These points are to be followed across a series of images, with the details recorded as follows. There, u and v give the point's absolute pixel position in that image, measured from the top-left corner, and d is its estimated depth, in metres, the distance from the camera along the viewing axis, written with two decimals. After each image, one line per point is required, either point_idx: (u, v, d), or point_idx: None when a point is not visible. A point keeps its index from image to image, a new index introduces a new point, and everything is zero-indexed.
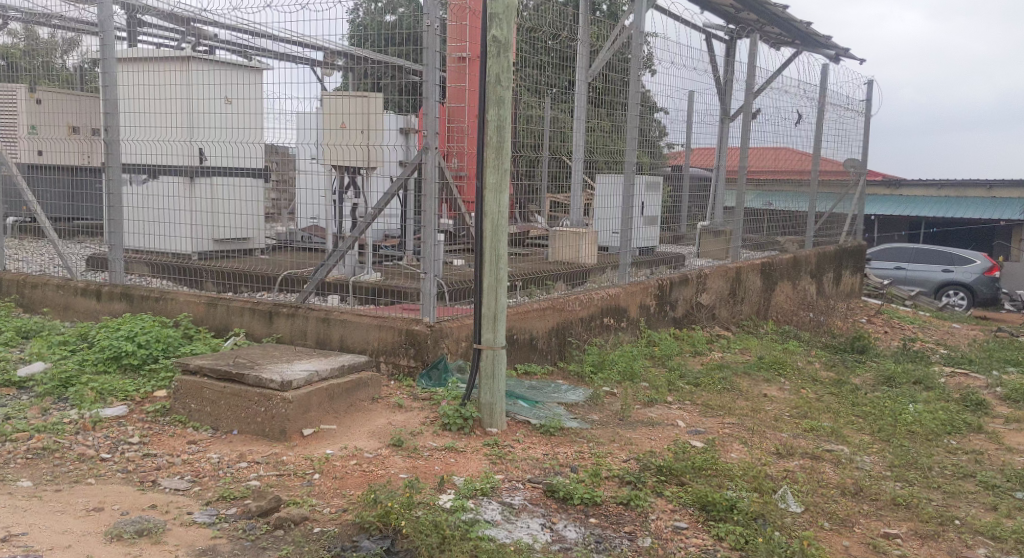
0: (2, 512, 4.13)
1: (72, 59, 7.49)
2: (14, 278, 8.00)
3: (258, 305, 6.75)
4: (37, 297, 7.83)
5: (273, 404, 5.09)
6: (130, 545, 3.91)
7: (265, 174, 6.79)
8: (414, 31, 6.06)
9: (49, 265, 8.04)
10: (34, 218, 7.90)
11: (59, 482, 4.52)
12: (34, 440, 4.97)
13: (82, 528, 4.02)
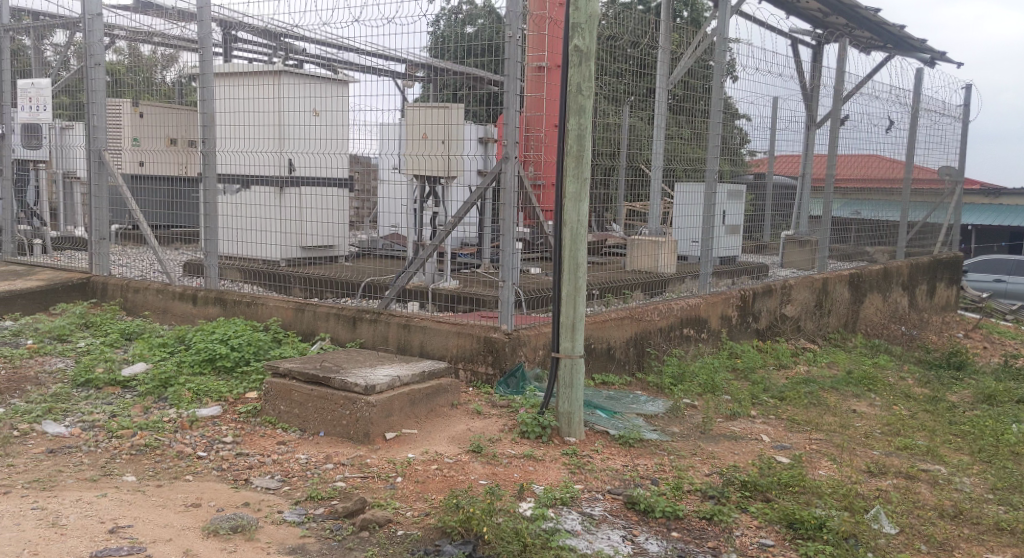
0: (108, 504, 4.31)
1: (171, 74, 7.91)
2: (118, 283, 8.31)
3: (343, 311, 6.89)
4: (139, 301, 8.13)
5: (358, 408, 5.19)
6: (226, 540, 4.02)
7: (350, 184, 7.00)
8: (494, 43, 6.18)
9: (150, 272, 8.38)
10: (137, 226, 8.12)
11: (160, 478, 4.69)
12: (137, 437, 5.17)
13: (182, 523, 4.16)
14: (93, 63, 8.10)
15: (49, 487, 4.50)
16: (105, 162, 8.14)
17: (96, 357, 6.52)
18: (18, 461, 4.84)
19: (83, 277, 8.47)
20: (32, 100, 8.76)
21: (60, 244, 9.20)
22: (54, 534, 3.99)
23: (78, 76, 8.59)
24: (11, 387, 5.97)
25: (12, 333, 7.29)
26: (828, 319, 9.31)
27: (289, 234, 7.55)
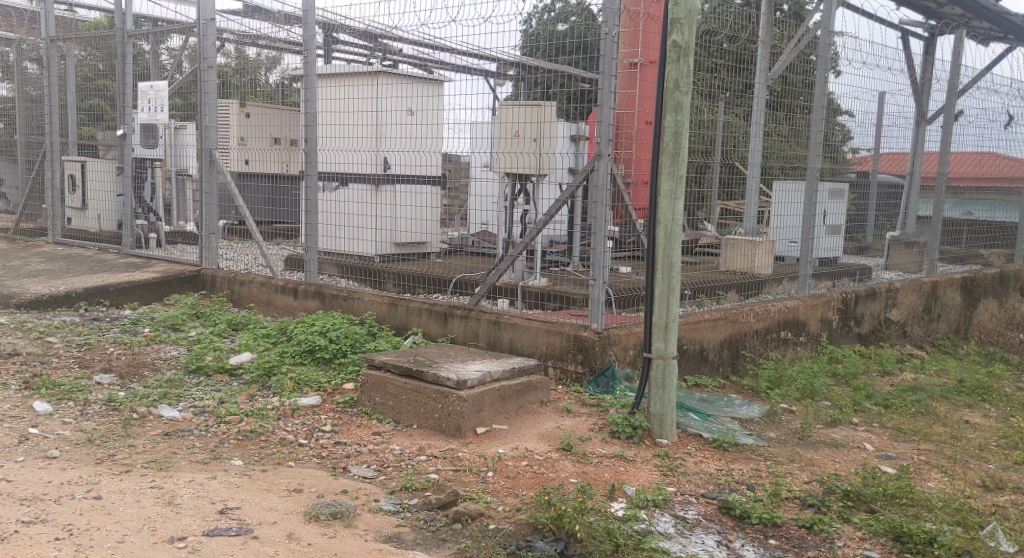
0: (217, 486, 4.43)
1: (275, 75, 8.13)
2: (226, 276, 8.60)
3: (434, 306, 6.95)
4: (244, 293, 8.41)
5: (449, 402, 5.24)
6: (326, 526, 4.09)
7: (445, 180, 7.54)
8: (586, 41, 6.13)
9: (252, 266, 8.65)
10: (243, 221, 8.43)
11: (264, 463, 4.80)
12: (244, 423, 5.33)
13: (285, 507, 4.25)
14: (207, 65, 8.48)
15: (165, 467, 4.66)
16: (216, 160, 8.45)
17: (206, 346, 6.79)
18: (137, 442, 5.03)
19: (194, 270, 8.82)
20: (151, 101, 9.14)
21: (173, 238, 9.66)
22: (169, 512, 4.12)
23: (189, 79, 8.83)
24: (130, 372, 6.24)
25: (129, 322, 7.68)
26: (938, 324, 8.94)
27: (383, 232, 7.80)
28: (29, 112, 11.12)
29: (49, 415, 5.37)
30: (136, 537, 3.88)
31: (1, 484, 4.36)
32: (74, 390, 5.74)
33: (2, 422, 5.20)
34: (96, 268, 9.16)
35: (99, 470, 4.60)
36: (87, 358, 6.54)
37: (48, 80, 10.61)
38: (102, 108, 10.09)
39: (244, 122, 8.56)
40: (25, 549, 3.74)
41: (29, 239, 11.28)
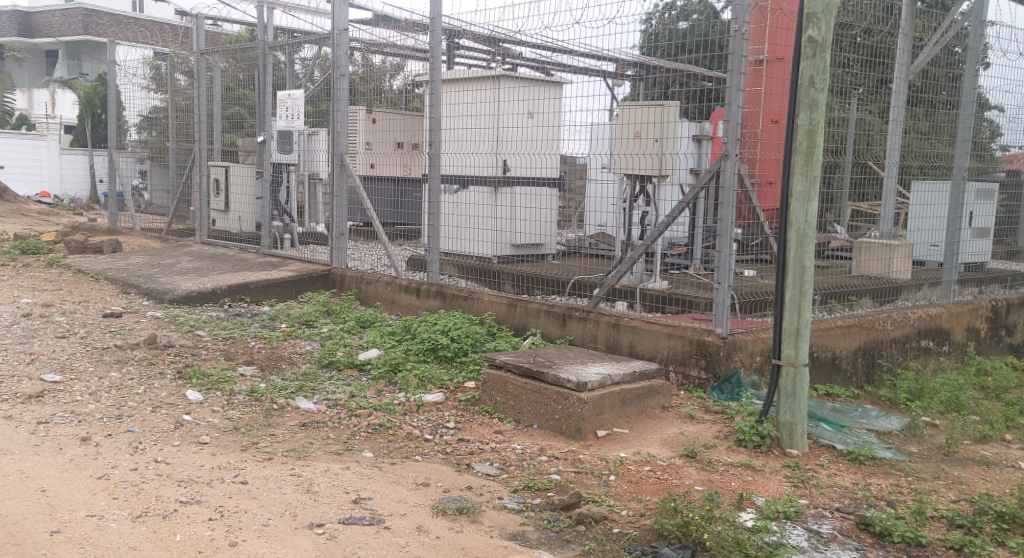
0: (351, 477, 4.64)
1: (398, 81, 8.32)
2: (354, 275, 8.91)
3: (553, 308, 6.92)
4: (370, 292, 8.68)
5: (570, 404, 5.27)
6: (453, 520, 4.19)
7: (561, 183, 7.19)
8: (712, 38, 6.01)
9: (377, 265, 8.86)
10: (370, 222, 8.75)
11: (393, 456, 5.03)
12: (373, 417, 5.59)
13: (413, 500, 4.40)
14: (340, 74, 8.83)
15: (303, 456, 4.92)
16: (346, 164, 8.82)
17: (337, 342, 7.12)
18: (277, 431, 5.32)
19: (325, 268, 9.19)
20: (288, 108, 9.64)
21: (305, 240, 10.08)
22: (308, 499, 4.35)
23: (320, 87, 9.21)
24: (270, 364, 6.62)
25: (268, 318, 8.08)
26: None
27: (501, 233, 7.71)
28: (180, 121, 11.83)
29: (200, 404, 5.72)
30: (279, 522, 4.12)
31: (161, 465, 4.68)
32: (222, 381, 6.11)
33: (160, 408, 5.60)
34: (237, 267, 9.67)
35: (244, 456, 4.89)
36: (232, 352, 6.93)
37: (197, 90, 11.24)
38: (242, 116, 10.69)
39: (371, 129, 9.11)
40: (182, 527, 4.02)
41: (180, 240, 12.01)
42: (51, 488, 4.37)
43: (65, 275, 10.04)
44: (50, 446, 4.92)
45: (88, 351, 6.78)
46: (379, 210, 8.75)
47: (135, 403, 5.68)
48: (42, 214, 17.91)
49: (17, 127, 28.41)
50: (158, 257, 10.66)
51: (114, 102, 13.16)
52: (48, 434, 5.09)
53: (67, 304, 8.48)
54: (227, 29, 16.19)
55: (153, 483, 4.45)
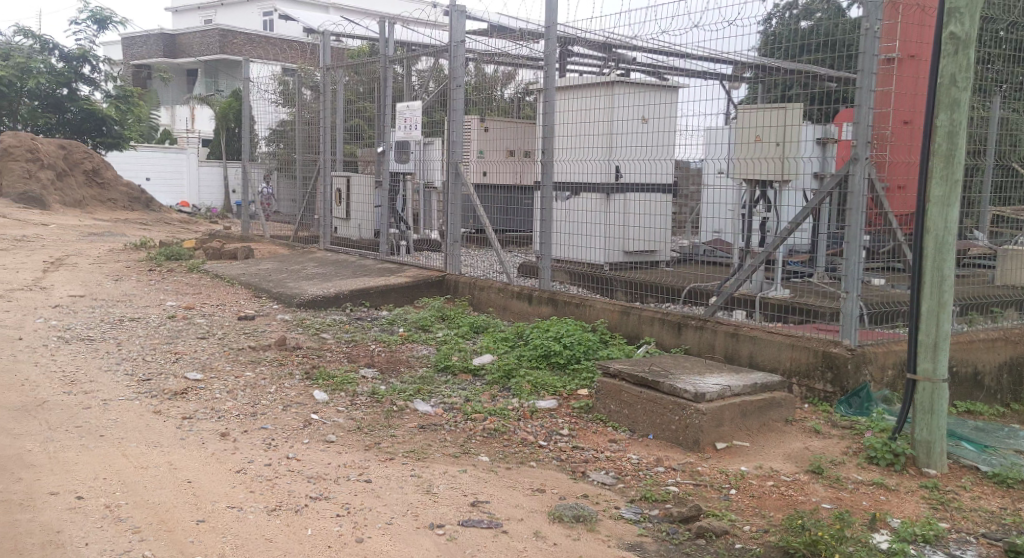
0: (469, 479, 4.90)
1: (510, 90, 8.68)
2: (468, 282, 9.03)
3: (668, 316, 6.78)
4: (483, 298, 8.77)
5: (687, 414, 5.17)
6: (570, 528, 4.32)
7: (674, 190, 6.93)
8: (837, 38, 5.79)
9: (490, 271, 8.90)
10: (483, 230, 8.80)
11: (509, 461, 5.18)
12: (488, 421, 5.74)
13: (531, 505, 4.59)
14: (456, 84, 8.98)
15: (422, 456, 5.21)
16: (460, 172, 8.92)
17: (453, 346, 7.26)
18: (398, 432, 5.59)
19: (439, 275, 9.36)
20: (406, 120, 9.87)
21: (420, 246, 10.27)
22: (429, 500, 4.64)
23: (436, 97, 9.47)
24: (389, 366, 6.81)
25: (386, 322, 8.27)
26: None
27: (613, 240, 7.61)
28: (305, 133, 12.32)
29: (326, 404, 6.04)
30: (402, 520, 4.40)
31: (293, 461, 5.06)
32: (346, 382, 6.39)
33: (290, 407, 5.95)
34: (357, 272, 9.99)
35: (368, 455, 5.22)
36: (354, 354, 7.13)
37: (322, 104, 11.67)
38: (361, 127, 11.09)
39: (483, 138, 8.87)
40: (313, 522, 4.34)
41: (304, 247, 12.41)
42: (196, 480, 4.75)
43: (204, 279, 10.50)
44: (193, 439, 5.33)
45: (225, 352, 7.10)
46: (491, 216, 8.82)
47: (268, 402, 6.04)
48: (183, 222, 18.89)
49: (159, 142, 30.01)
50: (286, 263, 11.01)
51: (246, 117, 13.60)
52: (191, 428, 5.49)
53: (205, 306, 8.85)
54: (353, 44, 16.76)
55: (285, 478, 4.82)
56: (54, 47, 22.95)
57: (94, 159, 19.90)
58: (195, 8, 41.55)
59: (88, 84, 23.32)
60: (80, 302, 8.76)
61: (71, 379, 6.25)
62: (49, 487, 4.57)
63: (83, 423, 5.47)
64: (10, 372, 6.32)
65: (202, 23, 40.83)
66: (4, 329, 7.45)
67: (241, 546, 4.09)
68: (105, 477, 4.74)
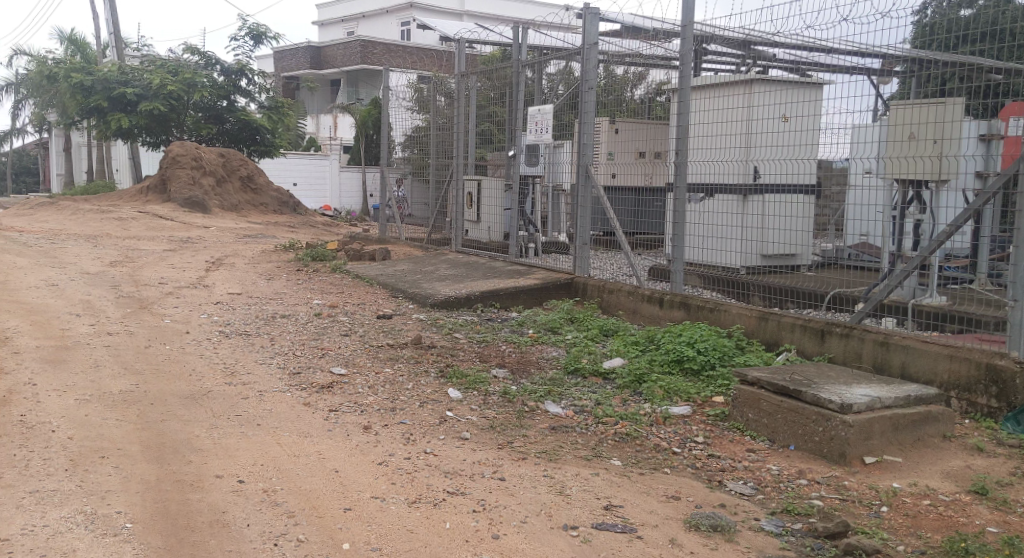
0: (602, 483, 4.81)
1: (640, 91, 8.39)
2: (597, 284, 8.93)
3: (810, 322, 6.49)
4: (613, 301, 8.65)
5: (832, 426, 4.91)
6: (707, 537, 4.18)
7: (818, 191, 6.68)
8: (1005, 27, 5.42)
9: (620, 274, 8.89)
10: (612, 232, 8.68)
11: (642, 467, 5.06)
12: (620, 425, 5.63)
13: (665, 512, 4.46)
14: (587, 86, 8.90)
15: (554, 458, 5.15)
16: (590, 175, 8.84)
17: (582, 349, 7.17)
18: (529, 433, 5.57)
19: (568, 277, 9.29)
20: (537, 123, 9.88)
21: (548, 248, 10.24)
22: (563, 501, 4.59)
23: (566, 101, 9.48)
24: (520, 367, 6.79)
25: (516, 323, 8.27)
26: None
27: (751, 242, 7.37)
28: (439, 138, 12.52)
29: (460, 401, 6.09)
30: (537, 520, 4.38)
31: (430, 456, 5.14)
32: (478, 381, 6.40)
33: (426, 404, 6.01)
34: (489, 274, 10.06)
35: (501, 454, 5.22)
36: (486, 354, 7.16)
37: (456, 109, 11.82)
38: (492, 131, 11.18)
39: (613, 139, 8.70)
40: (450, 516, 4.41)
41: (437, 249, 12.60)
42: (342, 469, 4.92)
43: (346, 279, 10.83)
44: (339, 431, 5.49)
45: (366, 348, 7.27)
46: (621, 217, 8.64)
47: (406, 397, 6.13)
48: (324, 225, 19.58)
49: (304, 148, 31.25)
50: (421, 265, 11.20)
51: (384, 124, 13.94)
52: (337, 420, 5.66)
53: (348, 305, 9.11)
54: (485, 49, 16.96)
55: (424, 472, 4.92)
56: (217, 62, 24.02)
57: (249, 166, 20.87)
58: (338, 21, 43.12)
59: (244, 96, 24.39)
60: (237, 299, 9.17)
61: (230, 370, 6.55)
62: (216, 470, 4.82)
63: (241, 411, 5.71)
64: (176, 361, 6.68)
65: (345, 35, 42.44)
66: (171, 322, 7.88)
67: (385, 535, 4.22)
68: (263, 463, 4.95)
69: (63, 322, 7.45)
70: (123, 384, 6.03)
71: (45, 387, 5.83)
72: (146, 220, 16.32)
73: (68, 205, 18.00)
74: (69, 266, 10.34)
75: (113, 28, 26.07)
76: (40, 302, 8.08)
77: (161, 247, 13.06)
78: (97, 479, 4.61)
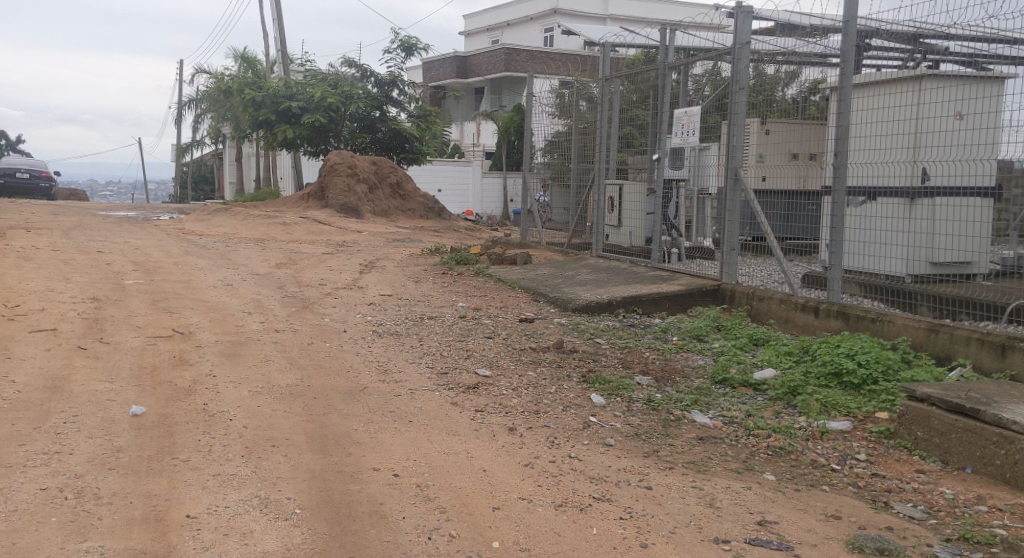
0: (755, 497, 4.59)
1: (792, 90, 8.09)
2: (745, 292, 8.59)
3: (989, 335, 6.09)
4: (763, 309, 8.31)
5: (1017, 449, 4.52)
6: None
7: (995, 194, 6.23)
8: None
9: (768, 282, 8.48)
10: (763, 237, 8.35)
11: (798, 483, 4.81)
12: (773, 439, 5.36)
13: (825, 532, 4.22)
14: (738, 87, 8.60)
15: (703, 470, 4.96)
16: (740, 178, 8.58)
17: (731, 358, 6.91)
18: (676, 442, 5.38)
19: (715, 284, 8.99)
20: (685, 125, 9.60)
21: (693, 254, 9.99)
22: (713, 513, 4.41)
23: (712, 103, 9.20)
24: (665, 376, 6.60)
25: (660, 330, 8.08)
26: None
27: (918, 249, 6.84)
28: (582, 142, 12.44)
29: (604, 407, 5.97)
30: (686, 531, 4.23)
31: (575, 461, 5.05)
32: (622, 388, 6.26)
33: (570, 408, 5.93)
34: (631, 279, 9.89)
35: (647, 462, 5.07)
36: (630, 360, 7.01)
37: (599, 113, 11.69)
38: (634, 135, 11.03)
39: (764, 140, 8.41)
40: (598, 521, 4.32)
41: (578, 254, 12.51)
42: (490, 469, 4.90)
43: (490, 282, 10.91)
44: (485, 431, 5.48)
45: (511, 351, 7.26)
46: (771, 222, 8.31)
47: (549, 401, 6.07)
48: (469, 229, 19.86)
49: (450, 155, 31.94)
50: (562, 269, 11.14)
51: (528, 129, 13.98)
52: (483, 421, 5.66)
53: (492, 308, 9.15)
54: (630, 53, 16.75)
55: (569, 476, 4.83)
56: (371, 74, 24.67)
57: (399, 173, 21.41)
58: (485, 30, 43.82)
59: (395, 106, 25.03)
60: (389, 301, 9.36)
61: (384, 368, 6.69)
62: (373, 463, 4.90)
63: (394, 408, 5.79)
64: (334, 357, 6.87)
65: (491, 44, 43.04)
66: (330, 321, 8.14)
67: (534, 536, 4.18)
68: (415, 458, 4.99)
69: (237, 319, 7.83)
70: (289, 378, 6.24)
71: (223, 379, 6.10)
72: (306, 224, 17.03)
73: (238, 211, 19.01)
74: (240, 268, 10.86)
75: (279, 43, 27.46)
76: (216, 300, 8.51)
77: (319, 250, 13.55)
78: (270, 466, 4.77)
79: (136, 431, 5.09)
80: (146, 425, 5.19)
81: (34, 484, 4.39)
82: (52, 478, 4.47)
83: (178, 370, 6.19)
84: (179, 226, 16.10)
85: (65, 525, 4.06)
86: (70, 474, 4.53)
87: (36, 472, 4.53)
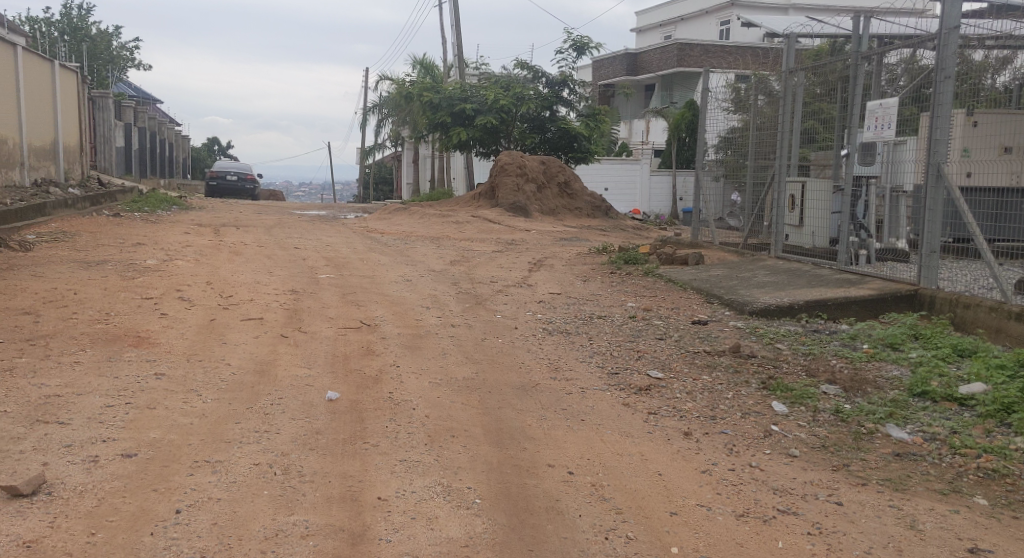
0: (965, 522, 4.17)
1: (1003, 78, 7.66)
2: (947, 297, 7.84)
3: None
4: (970, 317, 7.58)
5: None
6: None
7: None
8: None
9: (974, 285, 7.74)
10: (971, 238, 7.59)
11: (1016, 510, 4.32)
12: (984, 460, 4.84)
13: None
14: (943, 76, 7.81)
15: (902, 488, 4.55)
16: (942, 174, 7.79)
17: (931, 370, 6.30)
18: (869, 457, 4.97)
19: (911, 289, 8.25)
20: (878, 119, 8.89)
21: (884, 255, 9.29)
22: (914, 536, 4.04)
23: (908, 94, 8.49)
24: (854, 386, 6.12)
25: (848, 336, 7.55)
26: None
27: None
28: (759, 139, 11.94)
29: (786, 416, 5.61)
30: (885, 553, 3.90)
31: (756, 470, 4.75)
32: (805, 396, 5.86)
33: (748, 415, 5.61)
34: (812, 282, 9.34)
35: (837, 477, 4.70)
36: (814, 368, 6.57)
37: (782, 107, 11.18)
38: (816, 129, 10.44)
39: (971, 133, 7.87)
40: (783, 535, 4.05)
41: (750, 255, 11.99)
42: (666, 473, 4.68)
43: (660, 282, 10.62)
44: (659, 434, 5.26)
45: (683, 354, 6.99)
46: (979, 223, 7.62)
47: (726, 407, 5.77)
48: (636, 229, 19.58)
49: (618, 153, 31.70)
50: (736, 270, 10.68)
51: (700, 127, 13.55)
52: (656, 424, 5.45)
53: (663, 309, 8.89)
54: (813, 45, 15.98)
55: (751, 486, 4.54)
56: (543, 75, 24.81)
57: (568, 172, 21.42)
58: (658, 26, 43.28)
59: (566, 106, 25.04)
60: (558, 299, 9.28)
61: (554, 366, 6.60)
62: (548, 459, 4.80)
63: (565, 406, 5.68)
64: (508, 353, 6.86)
65: (664, 40, 42.43)
66: (503, 317, 8.15)
67: (716, 545, 3.96)
68: (589, 457, 4.85)
69: (417, 313, 7.97)
70: (466, 372, 6.26)
71: (405, 369, 6.20)
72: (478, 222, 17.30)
73: (416, 210, 19.60)
74: (418, 264, 11.11)
75: (456, 46, 28.15)
76: (398, 295, 8.72)
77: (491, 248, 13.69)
78: (451, 456, 4.76)
79: (331, 415, 5.23)
80: (340, 410, 5.33)
81: (248, 459, 4.58)
82: (263, 454, 4.64)
83: (365, 359, 6.35)
84: (362, 224, 16.74)
85: (275, 499, 4.19)
86: (278, 451, 4.70)
87: (249, 448, 4.72)
